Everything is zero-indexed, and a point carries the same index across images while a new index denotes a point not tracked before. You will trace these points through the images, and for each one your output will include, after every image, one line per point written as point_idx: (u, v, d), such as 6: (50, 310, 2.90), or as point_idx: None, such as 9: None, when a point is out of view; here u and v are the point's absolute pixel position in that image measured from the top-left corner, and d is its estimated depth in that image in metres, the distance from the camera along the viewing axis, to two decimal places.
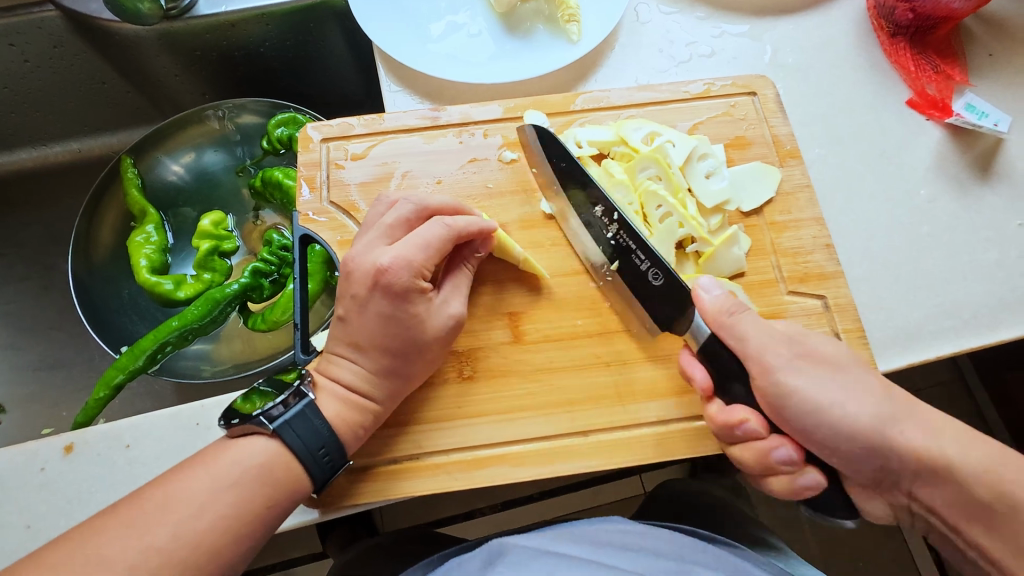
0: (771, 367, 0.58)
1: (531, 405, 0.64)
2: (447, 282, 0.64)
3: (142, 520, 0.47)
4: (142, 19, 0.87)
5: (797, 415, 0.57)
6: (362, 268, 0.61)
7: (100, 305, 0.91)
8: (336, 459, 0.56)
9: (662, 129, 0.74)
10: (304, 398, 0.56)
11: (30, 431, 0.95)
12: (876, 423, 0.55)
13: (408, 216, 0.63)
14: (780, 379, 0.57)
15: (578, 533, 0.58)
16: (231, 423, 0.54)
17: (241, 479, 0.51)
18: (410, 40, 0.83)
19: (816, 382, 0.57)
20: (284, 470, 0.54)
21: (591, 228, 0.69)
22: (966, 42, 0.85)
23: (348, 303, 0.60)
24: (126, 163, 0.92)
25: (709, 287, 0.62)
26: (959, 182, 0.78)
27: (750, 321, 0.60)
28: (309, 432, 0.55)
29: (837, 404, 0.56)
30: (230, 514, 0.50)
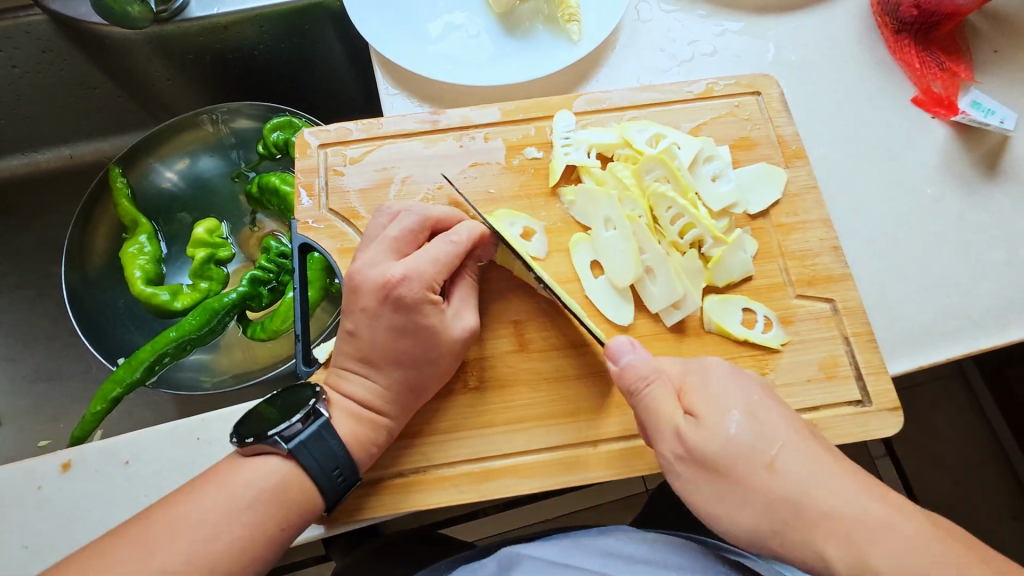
0: (666, 417, 0.52)
1: (538, 415, 0.63)
2: (456, 293, 0.63)
3: (154, 545, 0.46)
4: (132, 22, 0.85)
5: (689, 476, 0.50)
6: (369, 280, 0.59)
7: (96, 316, 0.90)
8: (349, 477, 0.56)
9: (667, 130, 0.72)
10: (320, 417, 0.55)
11: (27, 444, 0.94)
12: (760, 455, 0.48)
13: (415, 227, 0.62)
14: (676, 432, 0.51)
15: (583, 541, 0.57)
16: (245, 442, 0.53)
17: (257, 499, 0.50)
18: (407, 42, 0.82)
19: (710, 423, 0.50)
20: (298, 490, 0.53)
21: (623, 243, 0.67)
22: (970, 38, 0.84)
23: (358, 316, 0.59)
24: (114, 173, 0.90)
25: (620, 350, 0.56)
26: (967, 180, 0.77)
27: (657, 393, 0.53)
28: (326, 452, 0.54)
29: (722, 448, 0.49)
30: (247, 535, 0.49)
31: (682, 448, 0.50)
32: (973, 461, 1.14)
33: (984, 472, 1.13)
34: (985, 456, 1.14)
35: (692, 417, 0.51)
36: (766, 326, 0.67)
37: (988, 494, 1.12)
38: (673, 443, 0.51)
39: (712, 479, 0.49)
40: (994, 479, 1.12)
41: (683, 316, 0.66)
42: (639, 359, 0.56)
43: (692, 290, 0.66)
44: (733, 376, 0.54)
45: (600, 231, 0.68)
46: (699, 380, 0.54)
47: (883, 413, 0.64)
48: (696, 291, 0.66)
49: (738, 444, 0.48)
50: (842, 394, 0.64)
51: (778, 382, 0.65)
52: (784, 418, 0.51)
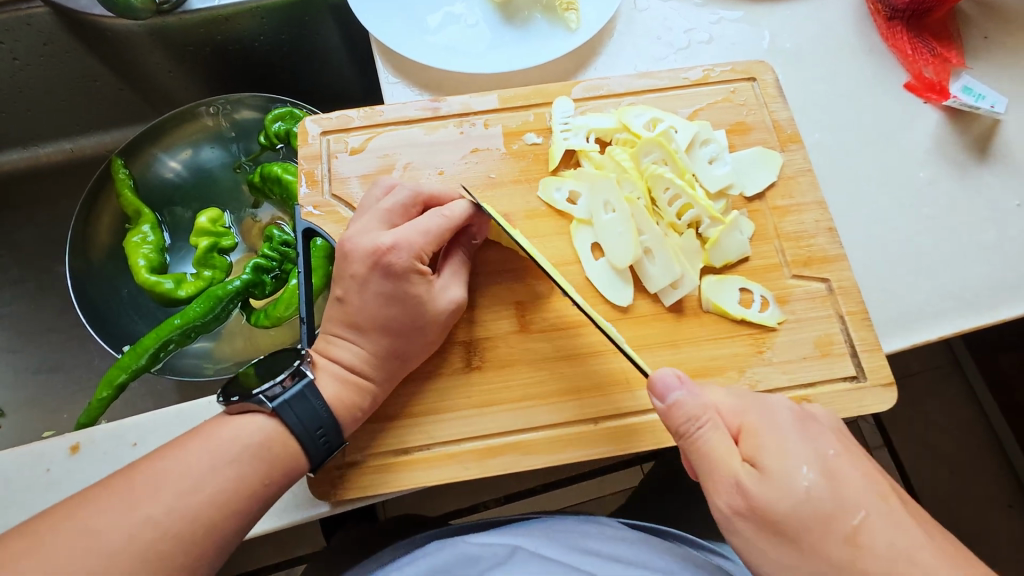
0: (725, 464, 0.49)
1: (540, 394, 0.64)
2: (446, 268, 0.65)
3: (137, 493, 0.47)
4: (135, 12, 0.85)
5: (746, 532, 0.48)
6: (360, 248, 0.61)
7: (100, 305, 0.91)
8: (333, 440, 0.56)
9: (664, 115, 0.74)
10: (304, 378, 0.56)
11: (30, 435, 0.94)
12: (841, 520, 0.46)
13: (407, 201, 0.64)
14: (737, 485, 0.48)
15: (565, 535, 0.58)
16: (230, 400, 0.54)
17: (240, 455, 0.51)
18: (407, 31, 0.83)
19: (785, 474, 0.47)
20: (281, 448, 0.54)
21: (622, 225, 0.68)
22: (961, 25, 0.85)
23: (347, 283, 0.61)
24: (116, 164, 0.91)
25: (668, 387, 0.53)
26: (959, 163, 0.78)
27: (711, 435, 0.50)
28: (309, 412, 0.55)
29: (798, 507, 0.46)
30: (230, 487, 0.50)
31: (741, 502, 0.48)
32: (968, 445, 1.16)
33: (979, 460, 1.15)
34: (979, 445, 1.16)
35: (755, 469, 0.48)
36: (762, 306, 0.68)
37: (982, 481, 1.14)
38: (731, 496, 0.48)
39: (773, 540, 0.47)
40: (989, 466, 1.14)
41: (680, 294, 0.67)
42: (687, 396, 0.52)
43: (690, 271, 0.67)
44: (796, 423, 0.52)
45: (599, 212, 0.69)
46: (763, 426, 0.51)
47: (877, 388, 0.65)
48: (693, 270, 0.67)
49: (815, 502, 0.46)
50: (837, 371, 0.66)
51: (775, 360, 0.66)
52: (861, 476, 0.48)
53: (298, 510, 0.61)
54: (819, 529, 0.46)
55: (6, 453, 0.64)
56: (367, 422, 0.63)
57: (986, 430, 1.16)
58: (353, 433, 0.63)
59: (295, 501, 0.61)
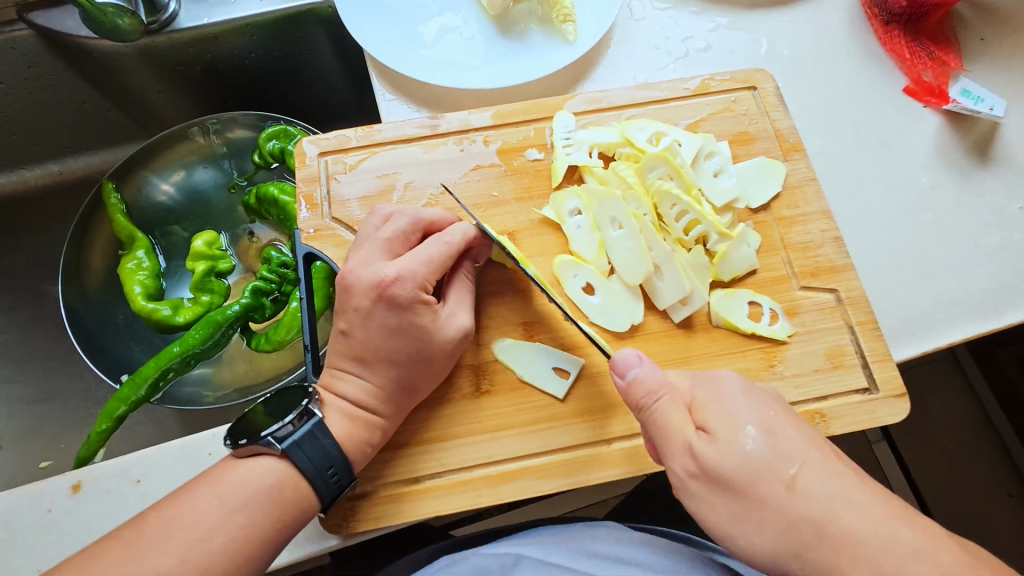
0: (678, 432, 0.49)
1: (553, 416, 0.63)
2: (452, 295, 0.63)
3: (147, 545, 0.46)
4: (122, 34, 0.84)
5: (700, 492, 0.48)
6: (362, 281, 0.59)
7: (95, 333, 0.89)
8: (344, 478, 0.55)
9: (667, 128, 0.73)
10: (313, 417, 0.55)
11: (28, 467, 0.92)
12: (778, 472, 0.46)
13: (407, 228, 0.63)
14: (689, 448, 0.48)
15: (574, 543, 0.57)
16: (238, 443, 0.53)
17: (251, 499, 0.50)
18: (403, 47, 0.81)
19: (726, 439, 0.48)
20: (293, 490, 0.52)
21: (632, 242, 0.67)
22: (957, 27, 0.85)
23: (351, 316, 0.59)
24: (108, 188, 0.89)
25: (626, 365, 0.53)
26: (961, 167, 0.78)
27: (665, 406, 0.51)
28: (319, 451, 0.54)
29: (741, 466, 0.46)
30: (242, 534, 0.49)
31: (695, 466, 0.48)
32: (969, 441, 1.16)
33: (981, 455, 1.15)
34: (981, 439, 1.16)
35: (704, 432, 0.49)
36: (773, 319, 0.68)
37: (984, 477, 1.14)
38: (684, 459, 0.49)
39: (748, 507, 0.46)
40: (990, 460, 1.15)
41: (690, 311, 0.66)
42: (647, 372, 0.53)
43: (699, 286, 0.67)
44: (742, 389, 0.52)
45: (607, 229, 0.69)
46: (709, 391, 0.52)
47: (890, 399, 0.65)
48: (703, 285, 0.67)
49: (755, 460, 0.46)
50: (849, 383, 0.65)
51: (787, 374, 0.65)
52: (802, 435, 0.48)
53: (308, 544, 0.61)
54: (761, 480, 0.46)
55: (5, 496, 0.62)
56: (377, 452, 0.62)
57: (988, 424, 1.17)
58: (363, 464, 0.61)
59: (306, 535, 0.61)
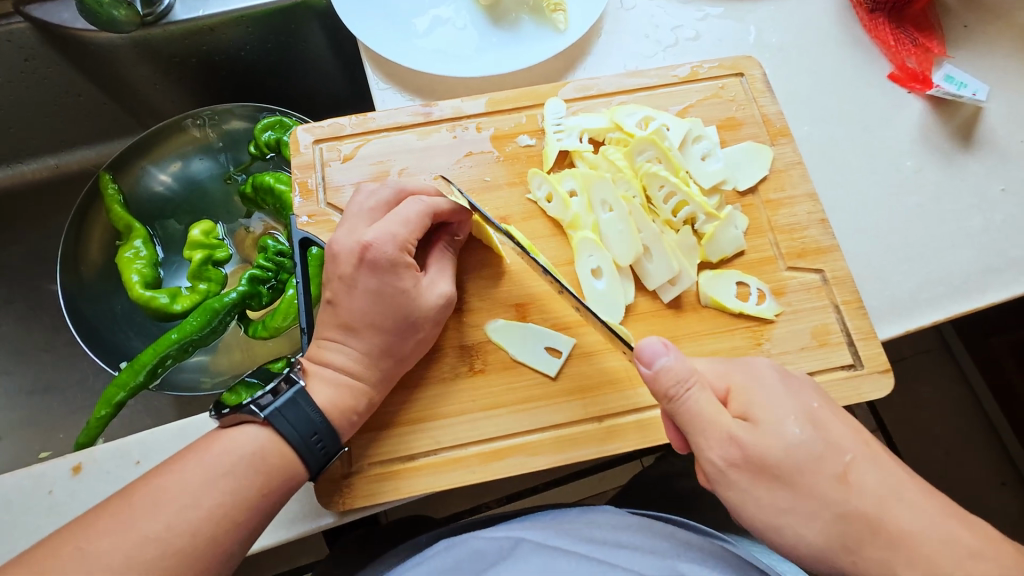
0: (718, 424, 0.52)
1: (544, 394, 0.65)
2: (433, 264, 0.65)
3: (134, 512, 0.47)
4: (118, 26, 0.85)
5: (743, 482, 0.51)
6: (345, 248, 0.61)
7: (94, 323, 0.90)
8: (329, 446, 0.57)
9: (656, 113, 0.74)
10: (294, 385, 0.56)
11: (28, 456, 0.93)
12: (832, 460, 0.51)
13: (389, 198, 0.64)
14: (731, 438, 0.51)
15: (572, 529, 0.58)
16: (222, 412, 0.54)
17: (235, 467, 0.51)
18: (396, 37, 0.82)
19: (772, 427, 0.52)
20: (278, 457, 0.54)
21: (621, 224, 0.68)
22: (941, 15, 0.86)
23: (336, 285, 0.61)
24: (105, 179, 0.90)
25: (654, 356, 0.53)
26: (945, 151, 0.80)
27: (696, 400, 0.52)
28: (302, 419, 0.55)
29: (791, 450, 0.51)
30: (224, 502, 0.50)
31: (736, 454, 0.51)
32: (958, 426, 1.18)
33: (972, 440, 1.17)
34: (971, 425, 1.18)
35: (747, 422, 0.52)
36: (760, 299, 0.69)
37: (974, 461, 1.16)
38: (725, 449, 0.51)
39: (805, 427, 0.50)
40: (980, 446, 1.17)
41: (679, 291, 0.68)
42: (674, 361, 0.53)
43: (688, 268, 0.67)
44: (780, 381, 0.55)
45: (597, 212, 0.70)
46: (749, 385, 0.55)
47: (875, 375, 0.66)
48: (691, 266, 0.68)
49: (806, 450, 0.51)
50: (835, 360, 0.67)
51: (773, 352, 0.67)
52: (842, 422, 0.53)
53: (306, 521, 0.62)
54: (817, 466, 0.51)
55: (5, 478, 0.63)
56: (369, 430, 0.63)
57: (977, 410, 1.19)
58: (356, 441, 0.63)
59: (301, 512, 0.62)
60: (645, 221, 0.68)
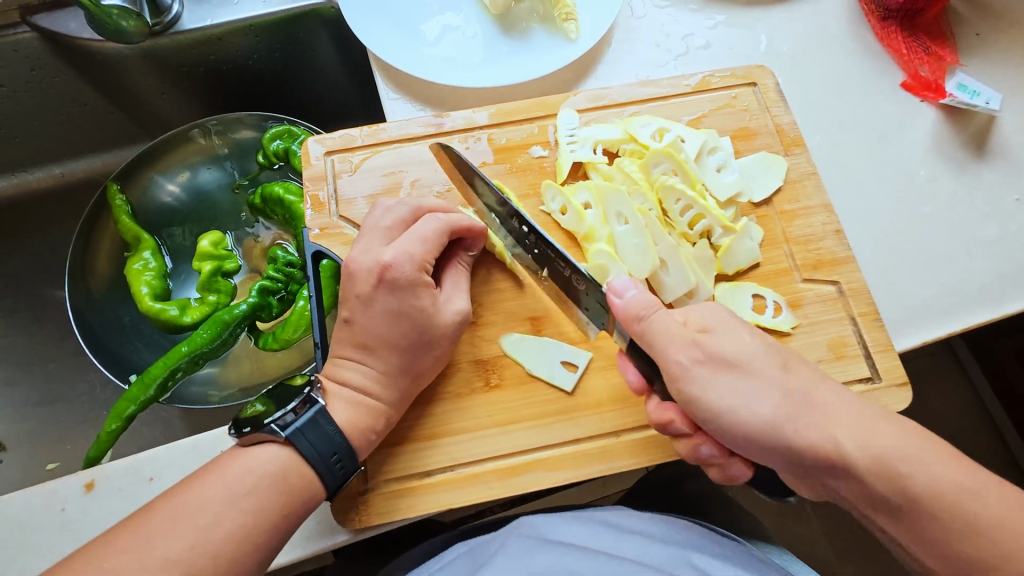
0: (680, 334, 0.54)
1: (562, 409, 0.64)
2: (447, 280, 0.64)
3: (153, 531, 0.47)
4: (126, 36, 0.84)
5: (705, 377, 0.53)
6: (363, 267, 0.61)
7: (103, 335, 0.89)
8: (348, 466, 0.56)
9: (670, 124, 0.74)
10: (315, 404, 0.55)
11: (35, 469, 0.92)
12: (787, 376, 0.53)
13: (407, 215, 0.64)
14: (693, 344, 0.54)
15: (584, 519, 0.58)
16: (242, 431, 0.53)
17: (257, 487, 0.51)
18: (406, 47, 0.82)
19: (729, 341, 0.54)
20: (298, 477, 0.53)
21: (637, 237, 0.68)
22: (953, 23, 0.86)
23: (353, 303, 0.60)
24: (113, 190, 0.89)
25: (624, 287, 0.56)
26: (959, 159, 0.79)
27: (663, 319, 0.55)
28: (323, 439, 0.54)
29: (747, 362, 0.53)
30: (248, 521, 0.49)
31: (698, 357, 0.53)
32: (966, 433, 1.18)
33: (981, 447, 1.16)
34: (976, 428, 1.18)
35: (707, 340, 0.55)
36: (776, 311, 0.69)
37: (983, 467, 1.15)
38: (687, 354, 0.53)
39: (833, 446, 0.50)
40: (989, 453, 1.16)
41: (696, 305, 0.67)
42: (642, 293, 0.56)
43: (704, 279, 0.67)
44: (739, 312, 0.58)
45: (612, 224, 0.69)
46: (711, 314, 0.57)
47: (893, 388, 0.66)
48: (708, 279, 0.68)
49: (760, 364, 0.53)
50: (852, 373, 0.67)
51: None
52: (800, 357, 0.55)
53: (321, 538, 0.61)
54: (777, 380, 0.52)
55: (18, 496, 0.63)
56: (384, 446, 0.62)
57: (985, 416, 1.18)
58: (372, 457, 0.62)
59: (316, 530, 0.61)
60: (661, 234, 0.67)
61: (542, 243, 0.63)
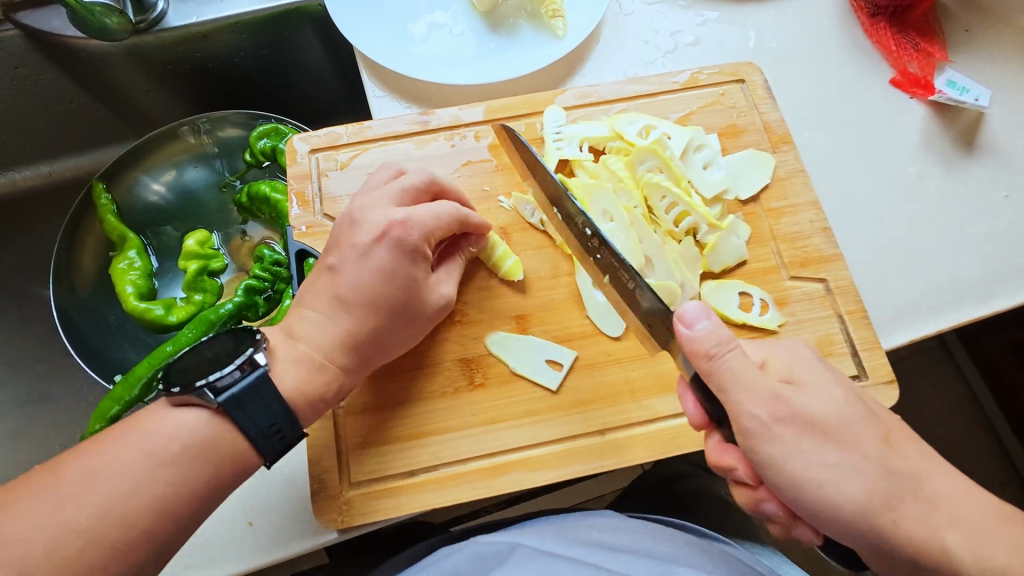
0: (764, 384, 0.50)
1: (547, 408, 0.64)
2: (442, 265, 0.64)
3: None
4: (110, 34, 0.83)
5: (785, 439, 0.49)
6: (365, 223, 0.61)
7: (89, 335, 0.89)
8: (288, 434, 0.54)
9: (657, 121, 0.73)
10: (257, 368, 0.53)
11: (21, 469, 0.92)
12: (870, 430, 0.50)
13: (411, 189, 0.63)
14: (776, 395, 0.50)
15: (570, 531, 0.57)
16: (172, 391, 0.51)
17: (180, 455, 0.50)
18: (392, 44, 0.81)
19: (814, 393, 0.51)
20: (229, 449, 0.52)
21: (622, 235, 0.68)
22: (942, 19, 0.86)
23: (343, 252, 0.60)
24: (98, 188, 0.89)
25: (694, 317, 0.52)
26: (947, 156, 0.79)
27: (735, 361, 0.50)
28: (261, 408, 0.53)
29: (831, 415, 0.50)
30: (170, 491, 0.50)
31: (780, 412, 0.49)
32: (959, 431, 1.17)
33: (974, 445, 1.16)
34: (969, 426, 1.17)
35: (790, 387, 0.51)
36: (763, 309, 0.68)
37: (977, 466, 1.15)
38: (769, 406, 0.49)
39: (818, 445, 0.49)
40: (982, 452, 1.16)
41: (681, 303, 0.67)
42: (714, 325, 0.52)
43: (689, 277, 0.67)
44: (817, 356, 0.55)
45: (598, 222, 0.69)
46: (784, 356, 0.55)
47: (880, 386, 0.66)
48: (694, 277, 0.68)
49: (847, 418, 0.50)
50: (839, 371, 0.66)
51: None
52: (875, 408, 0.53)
53: (304, 539, 0.61)
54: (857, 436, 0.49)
55: None
56: (367, 445, 0.62)
57: (978, 415, 1.18)
58: (355, 458, 0.62)
59: (299, 531, 0.61)
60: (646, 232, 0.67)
61: (606, 251, 0.60)
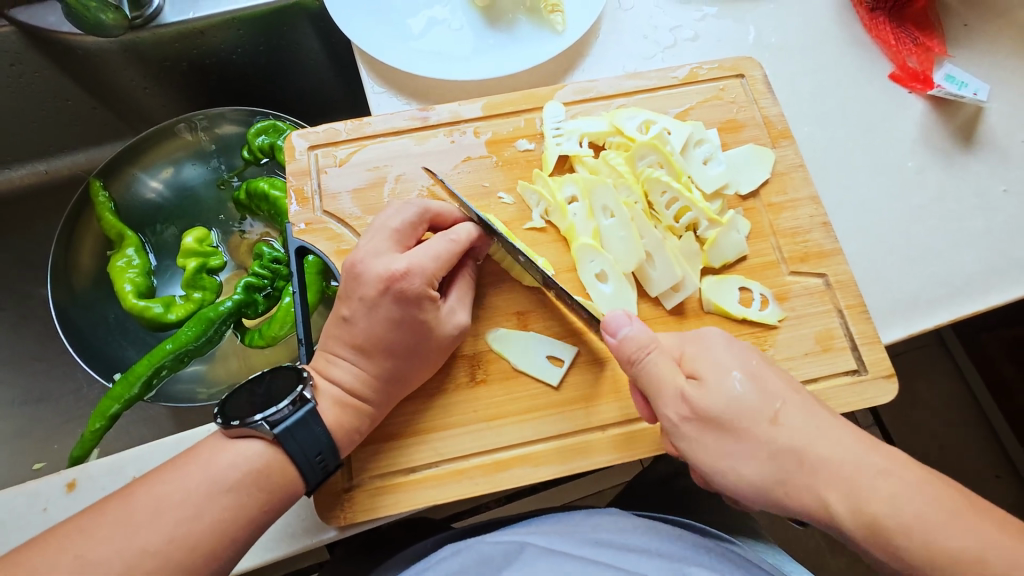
0: (669, 381, 0.54)
1: (548, 404, 0.64)
2: (453, 292, 0.64)
3: (133, 524, 0.47)
4: (106, 29, 0.83)
5: (694, 436, 0.53)
6: (371, 271, 0.60)
7: (88, 332, 0.88)
8: (330, 463, 0.56)
9: (657, 116, 0.73)
10: (308, 403, 0.55)
11: (21, 468, 0.91)
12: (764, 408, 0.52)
13: (414, 220, 0.63)
14: (681, 394, 0.53)
15: (576, 531, 0.56)
16: (229, 423, 0.52)
17: (237, 483, 0.51)
18: (391, 40, 0.81)
19: (713, 382, 0.53)
20: (281, 475, 0.53)
21: (623, 230, 0.68)
22: (941, 14, 0.86)
23: (355, 304, 0.60)
24: (95, 186, 0.88)
25: (617, 325, 0.56)
26: (946, 151, 0.79)
27: (652, 362, 0.54)
28: (310, 438, 0.54)
29: (728, 404, 0.52)
30: (229, 517, 0.50)
31: (686, 410, 0.53)
32: (955, 424, 1.18)
33: (969, 437, 1.17)
34: (965, 419, 1.18)
35: (694, 380, 0.54)
36: (763, 304, 0.68)
37: (973, 458, 1.16)
38: (676, 406, 0.53)
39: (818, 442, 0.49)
40: (977, 444, 1.16)
41: (682, 298, 0.67)
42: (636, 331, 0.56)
43: (690, 273, 0.67)
44: (726, 338, 0.57)
45: (599, 218, 0.69)
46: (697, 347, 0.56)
47: (879, 380, 0.66)
48: (694, 273, 0.68)
49: (744, 400, 0.52)
50: (839, 365, 0.67)
51: (778, 358, 0.66)
52: (781, 377, 0.54)
53: (306, 536, 0.61)
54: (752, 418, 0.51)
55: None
56: (369, 442, 0.62)
57: (973, 407, 1.19)
58: (357, 454, 0.62)
59: (301, 527, 0.61)
60: (647, 229, 0.67)
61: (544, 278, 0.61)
